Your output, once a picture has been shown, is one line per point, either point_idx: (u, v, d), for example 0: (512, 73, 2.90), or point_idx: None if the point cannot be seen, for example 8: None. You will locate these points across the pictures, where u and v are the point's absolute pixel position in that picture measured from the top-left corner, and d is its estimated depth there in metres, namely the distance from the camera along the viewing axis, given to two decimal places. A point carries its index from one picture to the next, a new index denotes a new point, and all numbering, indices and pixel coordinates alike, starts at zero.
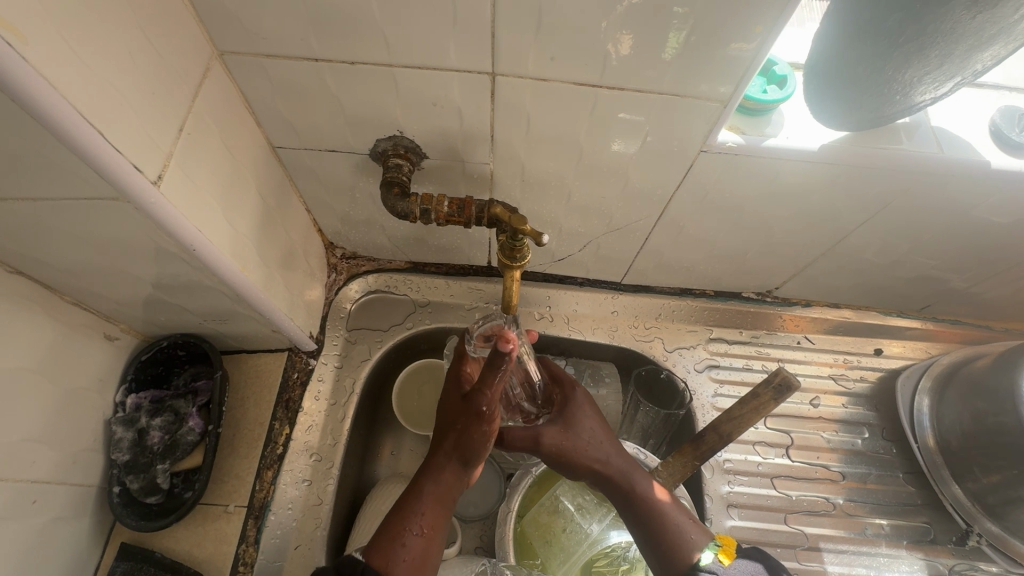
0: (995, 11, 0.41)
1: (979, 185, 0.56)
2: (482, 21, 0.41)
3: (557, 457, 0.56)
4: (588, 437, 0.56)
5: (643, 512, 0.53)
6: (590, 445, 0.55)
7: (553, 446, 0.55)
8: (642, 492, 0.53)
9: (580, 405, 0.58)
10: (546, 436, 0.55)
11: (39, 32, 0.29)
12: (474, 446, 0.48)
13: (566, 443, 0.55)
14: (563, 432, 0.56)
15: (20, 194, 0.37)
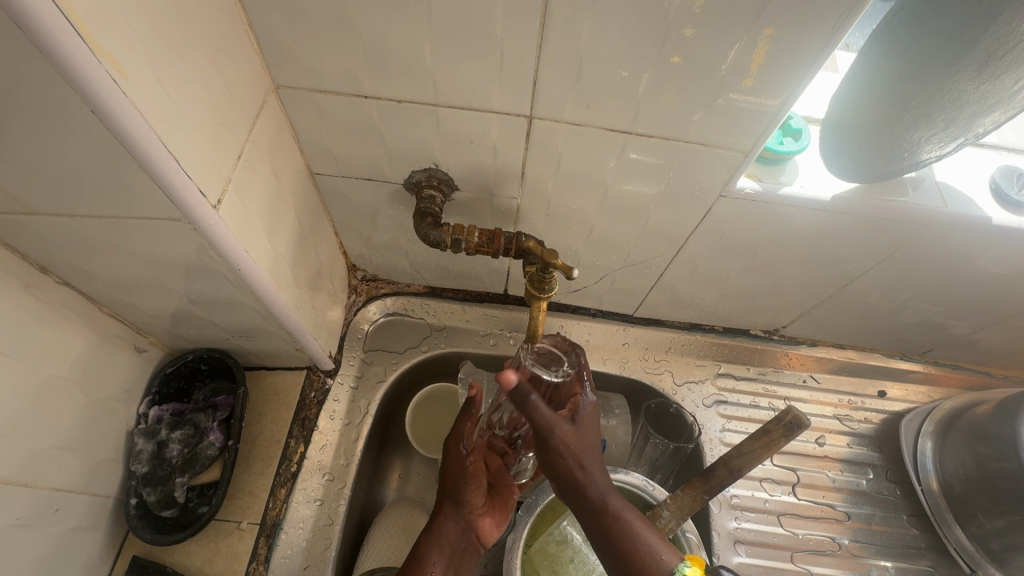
0: (997, 82, 0.44)
1: (981, 238, 0.59)
2: (527, 68, 0.44)
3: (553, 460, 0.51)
4: (590, 446, 0.51)
5: (622, 539, 0.50)
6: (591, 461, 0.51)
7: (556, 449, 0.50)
8: (624, 520, 0.51)
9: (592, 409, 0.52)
10: (561, 430, 0.49)
11: (134, 68, 0.32)
12: (459, 486, 0.61)
13: (570, 448, 0.50)
14: (574, 432, 0.50)
15: (88, 211, 0.39)
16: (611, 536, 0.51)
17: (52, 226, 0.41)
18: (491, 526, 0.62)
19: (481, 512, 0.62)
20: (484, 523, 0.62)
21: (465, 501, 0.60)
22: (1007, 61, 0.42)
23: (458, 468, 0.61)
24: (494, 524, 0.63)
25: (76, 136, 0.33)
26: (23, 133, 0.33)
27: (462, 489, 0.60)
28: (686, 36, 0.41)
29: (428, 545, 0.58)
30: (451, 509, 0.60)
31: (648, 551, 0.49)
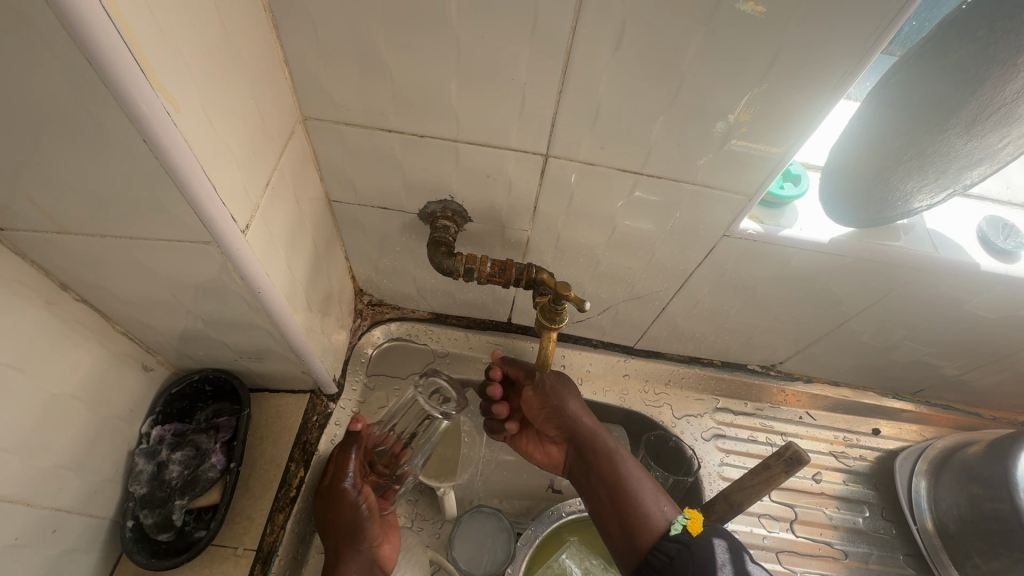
0: (983, 140, 0.48)
1: (969, 283, 0.61)
2: (547, 110, 0.47)
3: (568, 424, 0.70)
4: (574, 400, 0.70)
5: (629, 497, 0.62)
6: (593, 425, 0.69)
7: (568, 417, 0.69)
8: (624, 474, 0.64)
9: (562, 375, 0.72)
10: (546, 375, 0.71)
11: (186, 100, 0.33)
12: (357, 523, 0.60)
13: (581, 416, 0.70)
14: (557, 380, 0.71)
15: (120, 232, 0.41)
16: (616, 493, 0.63)
17: (80, 245, 0.42)
18: (393, 552, 0.63)
19: (381, 540, 0.61)
20: (384, 552, 0.61)
21: (363, 536, 0.60)
22: (992, 121, 0.46)
23: (353, 509, 0.60)
24: (394, 548, 0.63)
25: (123, 162, 0.34)
26: (73, 156, 0.34)
27: (361, 526, 0.59)
28: (698, 87, 0.44)
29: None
30: (349, 550, 0.58)
31: (647, 505, 0.61)
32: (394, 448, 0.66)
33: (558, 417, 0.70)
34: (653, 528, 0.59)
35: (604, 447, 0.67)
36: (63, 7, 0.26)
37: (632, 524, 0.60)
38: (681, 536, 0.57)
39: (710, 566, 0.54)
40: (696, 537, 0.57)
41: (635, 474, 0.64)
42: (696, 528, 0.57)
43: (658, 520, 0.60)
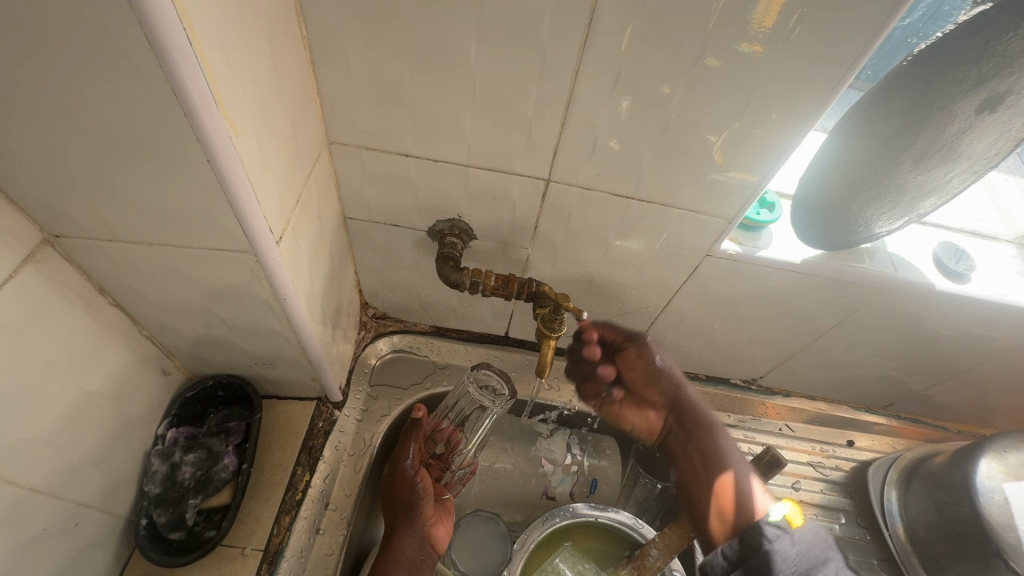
0: (931, 174, 0.55)
1: (927, 302, 0.68)
2: (550, 141, 0.53)
3: (670, 394, 0.72)
4: (672, 369, 0.73)
5: (727, 474, 0.65)
6: (694, 395, 0.72)
7: (671, 387, 0.72)
8: (726, 450, 0.68)
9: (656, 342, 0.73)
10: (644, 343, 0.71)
11: (243, 128, 0.38)
12: (412, 501, 0.62)
13: (685, 390, 0.72)
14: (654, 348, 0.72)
15: (166, 240, 0.45)
16: (717, 468, 0.67)
17: (127, 251, 0.47)
18: (446, 533, 0.65)
19: (434, 520, 0.64)
20: (438, 532, 0.64)
21: (418, 514, 0.62)
22: (937, 158, 0.53)
23: (409, 488, 0.63)
24: (448, 530, 0.66)
25: (182, 179, 0.39)
26: (136, 173, 0.39)
27: (416, 506, 0.62)
28: (683, 124, 0.50)
29: (389, 565, 0.59)
30: (405, 526, 0.62)
31: (746, 484, 0.63)
32: (449, 434, 0.68)
33: (658, 383, 0.72)
34: (748, 508, 0.61)
35: (705, 423, 0.70)
36: (158, 48, 0.31)
37: (730, 500, 0.62)
38: (783, 528, 0.55)
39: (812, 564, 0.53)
40: (800, 530, 0.55)
41: (731, 454, 0.68)
42: (800, 522, 0.56)
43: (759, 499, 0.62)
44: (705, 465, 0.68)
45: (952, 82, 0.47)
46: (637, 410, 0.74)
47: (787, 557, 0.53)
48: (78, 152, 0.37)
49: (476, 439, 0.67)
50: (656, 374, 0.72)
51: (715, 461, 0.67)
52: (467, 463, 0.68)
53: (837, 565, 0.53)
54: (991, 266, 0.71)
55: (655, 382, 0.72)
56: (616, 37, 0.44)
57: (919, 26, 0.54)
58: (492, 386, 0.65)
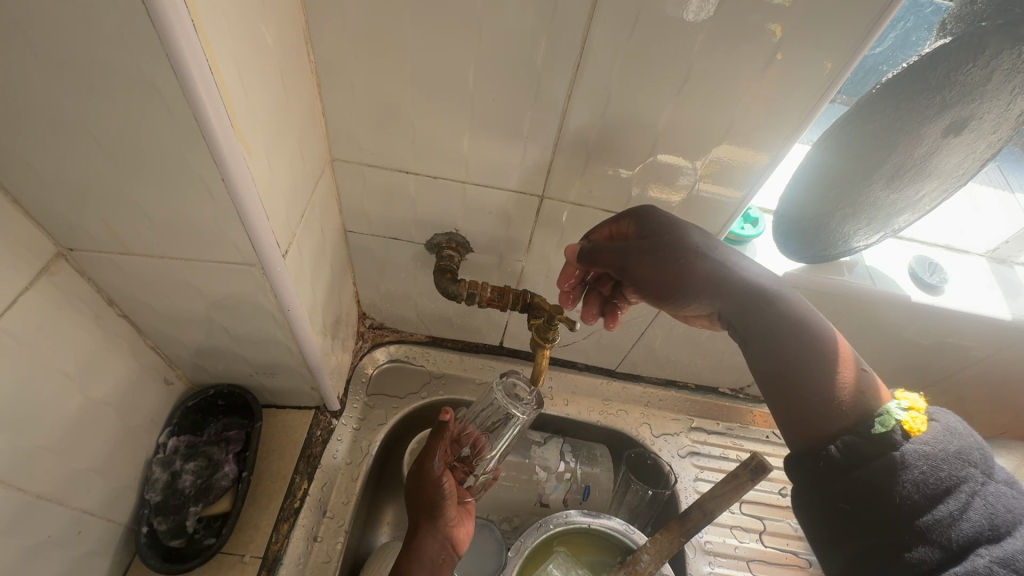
0: (901, 191, 0.59)
1: (905, 313, 0.71)
2: (544, 159, 0.55)
3: (709, 291, 0.52)
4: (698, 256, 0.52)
5: (802, 366, 0.46)
6: (742, 279, 0.52)
7: (710, 285, 0.52)
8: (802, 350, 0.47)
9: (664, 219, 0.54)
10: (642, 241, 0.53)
11: (255, 148, 0.41)
12: (436, 503, 0.62)
13: (735, 275, 0.52)
14: (662, 233, 0.53)
15: (176, 253, 0.47)
16: (798, 375, 0.46)
17: (138, 264, 0.48)
18: (466, 536, 0.65)
19: (456, 523, 0.64)
20: (459, 534, 0.64)
21: (441, 516, 0.62)
22: (907, 176, 0.57)
23: (434, 490, 0.62)
24: (468, 533, 0.66)
25: (195, 196, 0.41)
26: (153, 191, 0.41)
27: (440, 508, 0.61)
28: (669, 144, 0.53)
29: (411, 565, 0.58)
30: (428, 526, 0.61)
31: (816, 373, 0.45)
32: (474, 439, 0.68)
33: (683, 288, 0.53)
34: (837, 412, 0.43)
35: (785, 312, 0.49)
36: (183, 79, 0.33)
37: (817, 410, 0.44)
38: (895, 447, 0.40)
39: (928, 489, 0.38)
40: (918, 442, 0.39)
41: (829, 354, 0.46)
42: (920, 429, 0.40)
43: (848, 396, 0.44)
44: (781, 375, 0.47)
45: (918, 108, 0.51)
46: (693, 318, 0.59)
47: (895, 477, 0.39)
48: (97, 170, 0.39)
49: (500, 446, 0.68)
50: (686, 271, 0.52)
51: (790, 358, 0.47)
52: (490, 470, 0.68)
53: (974, 486, 0.38)
54: (964, 279, 0.74)
55: (691, 286, 0.52)
56: (606, 64, 0.47)
57: (888, 55, 0.57)
58: (518, 394, 0.66)
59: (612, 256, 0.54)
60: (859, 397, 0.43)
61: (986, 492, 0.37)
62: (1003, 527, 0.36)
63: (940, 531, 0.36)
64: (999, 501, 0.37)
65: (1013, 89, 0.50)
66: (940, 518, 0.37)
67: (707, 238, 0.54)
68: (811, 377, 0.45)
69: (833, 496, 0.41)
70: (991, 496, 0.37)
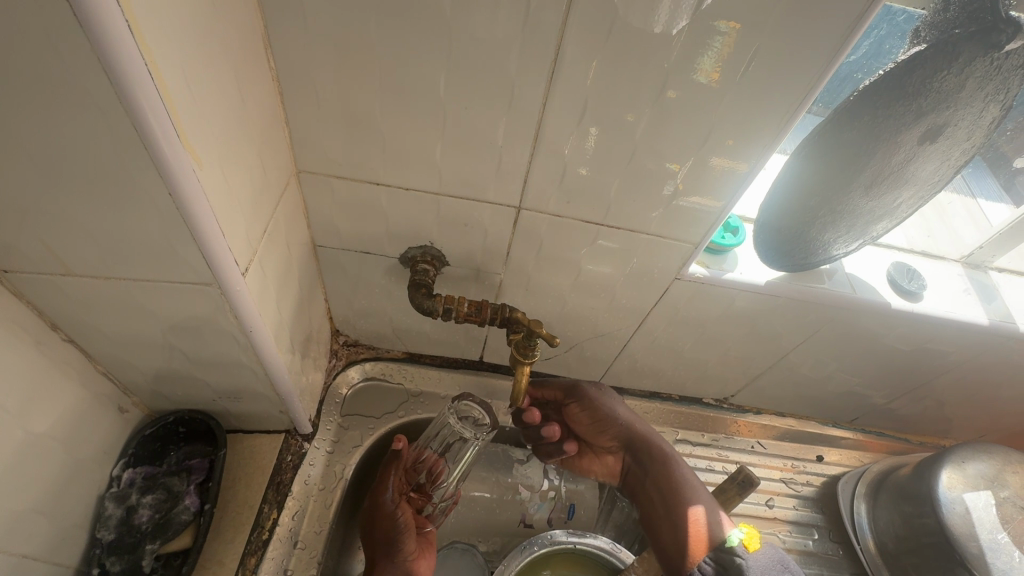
0: (881, 199, 0.59)
1: (885, 319, 0.71)
2: (520, 169, 0.54)
3: (621, 435, 0.75)
4: (626, 412, 0.76)
5: (677, 506, 0.67)
6: (648, 431, 0.75)
7: (621, 432, 0.74)
8: (689, 486, 0.68)
9: (599, 387, 0.78)
10: (585, 390, 0.76)
11: (206, 159, 0.38)
12: (392, 535, 0.60)
13: (640, 432, 0.74)
14: (599, 393, 0.77)
15: (125, 274, 0.44)
16: (670, 503, 0.68)
17: (82, 286, 0.45)
18: (428, 570, 0.62)
19: (416, 555, 0.61)
20: (421, 567, 0.61)
21: (400, 550, 0.60)
22: (885, 185, 0.57)
23: (390, 522, 0.61)
24: (430, 567, 0.63)
25: (142, 211, 0.38)
26: (95, 208, 0.38)
27: (398, 540, 0.60)
28: (648, 152, 0.52)
29: None
30: (387, 560, 0.59)
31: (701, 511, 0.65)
32: (432, 463, 0.67)
33: (606, 427, 0.75)
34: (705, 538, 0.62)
35: (674, 467, 0.71)
36: (117, 79, 0.30)
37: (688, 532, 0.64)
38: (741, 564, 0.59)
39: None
40: (755, 557, 0.59)
41: (708, 499, 0.67)
42: (754, 547, 0.60)
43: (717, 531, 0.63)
44: (671, 505, 0.67)
45: (894, 117, 0.51)
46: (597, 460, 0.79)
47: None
48: (31, 187, 0.36)
49: (459, 470, 0.66)
50: (602, 420, 0.75)
51: (673, 499, 0.68)
52: (449, 495, 0.67)
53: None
54: (940, 285, 0.75)
55: (602, 429, 0.75)
56: (582, 70, 0.45)
57: (863, 62, 0.53)
58: (472, 417, 0.65)
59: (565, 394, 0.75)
60: (719, 530, 0.63)
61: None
62: None
63: None
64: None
65: (987, 95, 0.50)
66: None
67: (615, 400, 0.78)
68: (685, 515, 0.65)
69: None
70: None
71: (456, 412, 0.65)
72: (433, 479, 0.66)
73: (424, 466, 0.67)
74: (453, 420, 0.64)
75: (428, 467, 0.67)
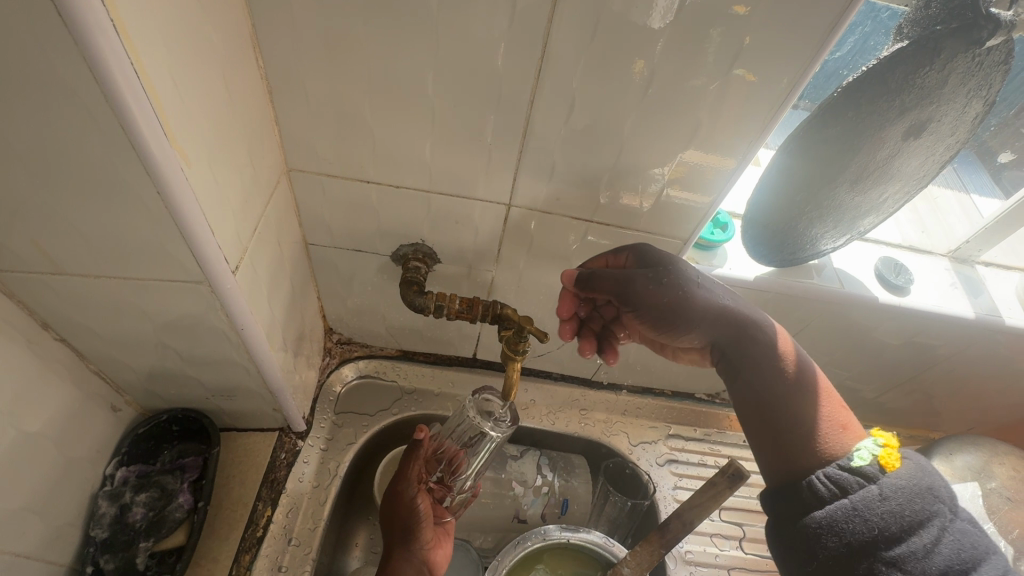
0: (866, 194, 0.60)
1: (874, 314, 0.71)
2: (509, 167, 0.54)
3: (703, 326, 0.55)
4: (699, 289, 0.55)
5: (791, 408, 0.51)
6: (735, 314, 0.56)
7: (698, 323, 0.55)
8: (793, 382, 0.52)
9: (659, 257, 0.56)
10: (638, 282, 0.54)
11: (194, 158, 0.38)
12: (410, 524, 0.61)
13: (723, 314, 0.55)
14: (655, 280, 0.54)
15: (115, 273, 0.44)
16: (767, 406, 0.52)
17: (74, 285, 0.45)
18: (444, 559, 0.64)
19: (433, 544, 0.63)
20: (436, 555, 0.62)
21: (417, 539, 0.61)
22: (870, 180, 0.58)
23: (409, 512, 0.62)
24: (447, 555, 0.64)
25: (131, 210, 0.38)
26: (83, 207, 0.38)
27: (414, 532, 0.61)
28: (636, 149, 0.52)
29: None
30: (402, 550, 0.60)
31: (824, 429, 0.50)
32: (452, 455, 0.65)
33: (677, 322, 0.55)
34: (819, 453, 0.49)
35: (776, 351, 0.54)
36: (102, 78, 0.30)
37: (802, 446, 0.50)
38: (874, 480, 0.46)
39: (916, 516, 0.44)
40: (893, 477, 0.46)
41: (813, 388, 0.52)
42: (894, 465, 0.46)
43: (835, 448, 0.49)
44: (769, 408, 0.52)
45: (879, 113, 0.51)
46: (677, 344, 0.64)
47: (874, 509, 0.44)
48: (18, 187, 0.36)
49: (479, 462, 0.65)
50: (682, 309, 0.54)
51: (780, 393, 0.52)
52: (467, 488, 0.66)
53: (943, 521, 0.44)
54: (928, 280, 0.75)
55: (675, 325, 0.55)
56: (570, 68, 0.46)
57: (847, 59, 0.58)
58: (493, 412, 0.63)
59: (611, 290, 0.55)
60: (841, 441, 0.49)
61: (954, 528, 0.44)
62: (966, 563, 0.42)
63: (914, 562, 0.43)
64: (964, 538, 0.44)
65: (968, 91, 0.51)
66: (914, 550, 0.43)
67: (697, 275, 0.56)
68: (798, 413, 0.51)
69: (816, 520, 0.46)
70: (958, 531, 0.44)
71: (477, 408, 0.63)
72: (454, 473, 0.65)
73: (446, 458, 0.65)
74: (474, 414, 0.63)
75: (450, 458, 0.65)
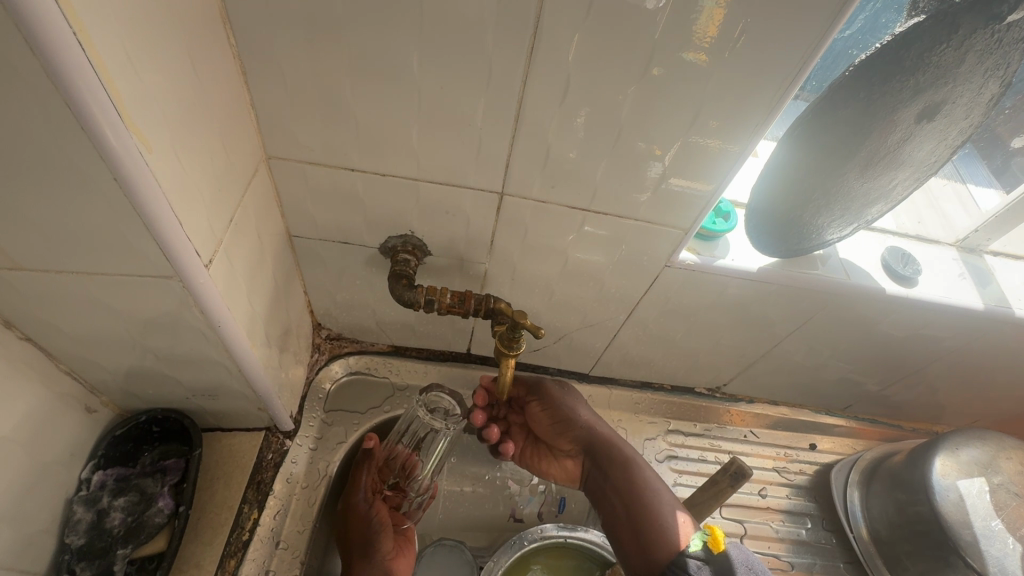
0: (877, 181, 0.57)
1: (879, 305, 0.69)
2: (502, 152, 0.51)
3: (585, 438, 0.70)
4: (591, 414, 0.72)
5: (647, 510, 0.61)
6: (608, 430, 0.71)
7: (582, 433, 0.70)
8: (650, 485, 0.64)
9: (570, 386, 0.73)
10: (549, 389, 0.72)
11: (156, 142, 0.35)
12: (368, 534, 0.61)
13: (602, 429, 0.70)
14: (561, 395, 0.72)
15: (79, 267, 0.41)
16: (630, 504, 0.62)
17: (35, 282, 0.42)
18: (407, 566, 0.63)
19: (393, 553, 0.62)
20: (399, 564, 0.62)
21: (377, 550, 0.60)
22: (881, 166, 0.55)
23: (365, 522, 0.61)
24: (410, 564, 0.64)
25: (89, 199, 0.35)
26: (36, 195, 0.35)
27: (375, 541, 0.60)
28: (633, 135, 0.49)
29: None
30: (363, 562, 0.60)
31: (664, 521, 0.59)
32: (404, 459, 0.65)
33: (568, 426, 0.70)
34: (668, 545, 0.57)
35: (640, 466, 0.66)
36: (44, 53, 0.27)
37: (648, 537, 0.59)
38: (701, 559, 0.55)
39: None
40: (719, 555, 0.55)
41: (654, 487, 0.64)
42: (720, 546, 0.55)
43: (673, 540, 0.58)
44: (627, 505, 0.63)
45: (892, 93, 0.48)
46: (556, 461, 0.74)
47: None
48: None
49: (432, 463, 0.65)
50: (567, 418, 0.70)
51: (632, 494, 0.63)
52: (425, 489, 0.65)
53: None
54: (937, 270, 0.73)
55: (563, 428, 0.70)
56: (563, 46, 0.42)
57: (857, 38, 0.53)
58: (441, 408, 0.62)
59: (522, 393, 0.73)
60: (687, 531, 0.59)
61: None
62: None
63: None
64: None
65: (986, 71, 0.48)
66: None
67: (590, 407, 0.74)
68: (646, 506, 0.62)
69: None
70: None
71: (425, 405, 0.61)
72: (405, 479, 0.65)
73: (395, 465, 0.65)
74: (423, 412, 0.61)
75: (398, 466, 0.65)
